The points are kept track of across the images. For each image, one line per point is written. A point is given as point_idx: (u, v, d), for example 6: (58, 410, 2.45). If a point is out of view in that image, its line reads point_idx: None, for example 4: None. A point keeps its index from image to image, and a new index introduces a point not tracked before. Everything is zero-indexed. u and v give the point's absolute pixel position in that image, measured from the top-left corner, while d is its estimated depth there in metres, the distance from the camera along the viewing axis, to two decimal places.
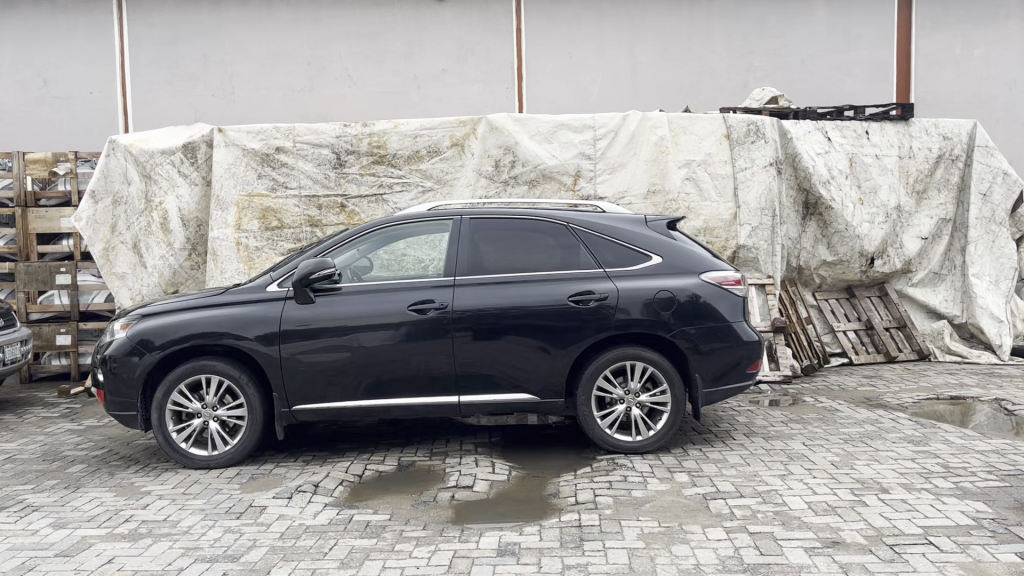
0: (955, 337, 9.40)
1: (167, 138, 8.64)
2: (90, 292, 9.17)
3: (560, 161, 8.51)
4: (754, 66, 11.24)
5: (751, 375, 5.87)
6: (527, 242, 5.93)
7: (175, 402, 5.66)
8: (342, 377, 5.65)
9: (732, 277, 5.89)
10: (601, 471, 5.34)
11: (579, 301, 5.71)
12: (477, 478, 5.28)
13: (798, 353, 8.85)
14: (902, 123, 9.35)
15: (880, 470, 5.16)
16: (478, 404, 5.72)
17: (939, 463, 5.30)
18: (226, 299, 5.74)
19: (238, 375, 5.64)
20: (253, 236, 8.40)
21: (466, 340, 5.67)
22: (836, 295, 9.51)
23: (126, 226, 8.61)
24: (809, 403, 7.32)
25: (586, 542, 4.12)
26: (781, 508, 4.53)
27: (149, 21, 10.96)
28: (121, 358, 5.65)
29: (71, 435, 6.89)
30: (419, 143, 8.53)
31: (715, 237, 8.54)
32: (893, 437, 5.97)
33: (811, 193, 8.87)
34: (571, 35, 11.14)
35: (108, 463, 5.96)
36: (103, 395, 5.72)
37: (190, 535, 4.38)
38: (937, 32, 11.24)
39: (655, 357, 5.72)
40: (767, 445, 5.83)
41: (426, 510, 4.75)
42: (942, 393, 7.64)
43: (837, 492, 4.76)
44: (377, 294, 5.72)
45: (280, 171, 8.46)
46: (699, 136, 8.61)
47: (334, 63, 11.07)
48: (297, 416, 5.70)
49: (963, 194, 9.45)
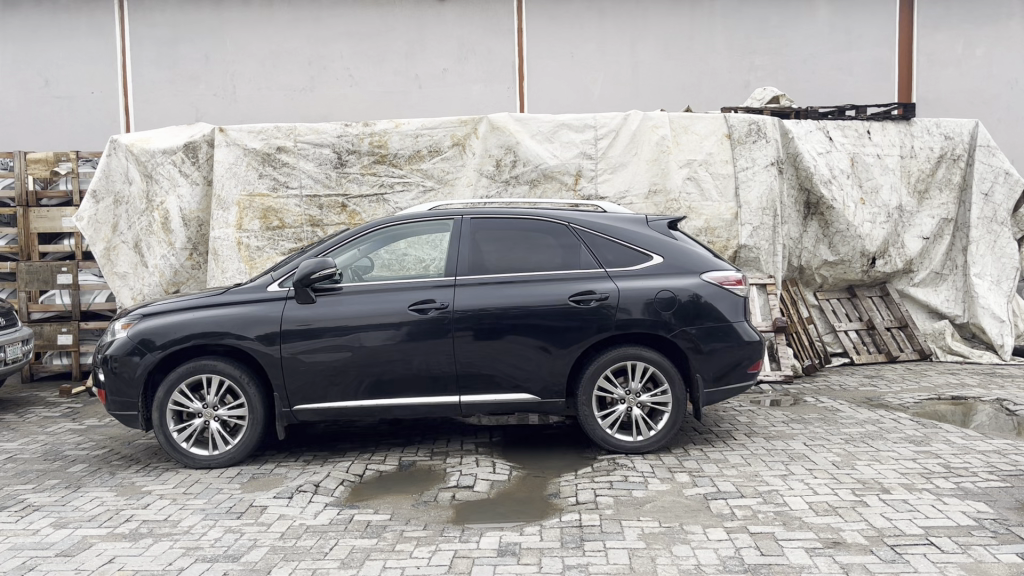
0: (956, 336, 9.39)
1: (168, 137, 8.64)
2: (92, 291, 9.18)
3: (561, 161, 8.51)
4: (756, 65, 11.23)
5: (752, 375, 5.86)
6: (528, 242, 5.93)
7: (175, 402, 5.66)
8: (342, 377, 5.65)
9: (733, 277, 5.88)
10: (601, 471, 5.34)
11: (580, 301, 5.71)
12: (478, 478, 5.28)
13: (800, 353, 8.84)
14: (903, 123, 9.34)
15: (882, 470, 5.15)
16: (479, 404, 5.72)
17: (940, 463, 5.30)
18: (226, 299, 5.74)
19: (238, 374, 5.64)
20: (254, 235, 8.40)
21: (466, 340, 5.66)
22: (837, 295, 9.50)
23: (127, 226, 8.61)
24: (811, 403, 7.31)
25: (587, 542, 4.12)
26: (782, 508, 4.53)
27: (150, 20, 10.96)
28: (122, 358, 5.65)
29: (73, 434, 6.89)
30: (420, 142, 8.52)
31: (717, 237, 8.54)
32: (894, 437, 5.96)
33: (812, 192, 8.87)
34: (572, 35, 11.13)
35: (109, 463, 5.96)
36: (104, 395, 5.72)
37: (191, 535, 4.38)
38: (939, 32, 11.23)
39: (656, 357, 5.72)
40: (768, 445, 5.83)
41: (427, 510, 4.74)
42: (943, 393, 7.62)
43: (838, 492, 4.76)
44: (378, 294, 5.72)
45: (281, 171, 8.46)
46: (700, 136, 8.62)
47: (335, 62, 11.07)
48: (297, 416, 5.70)
49: (965, 194, 9.44)
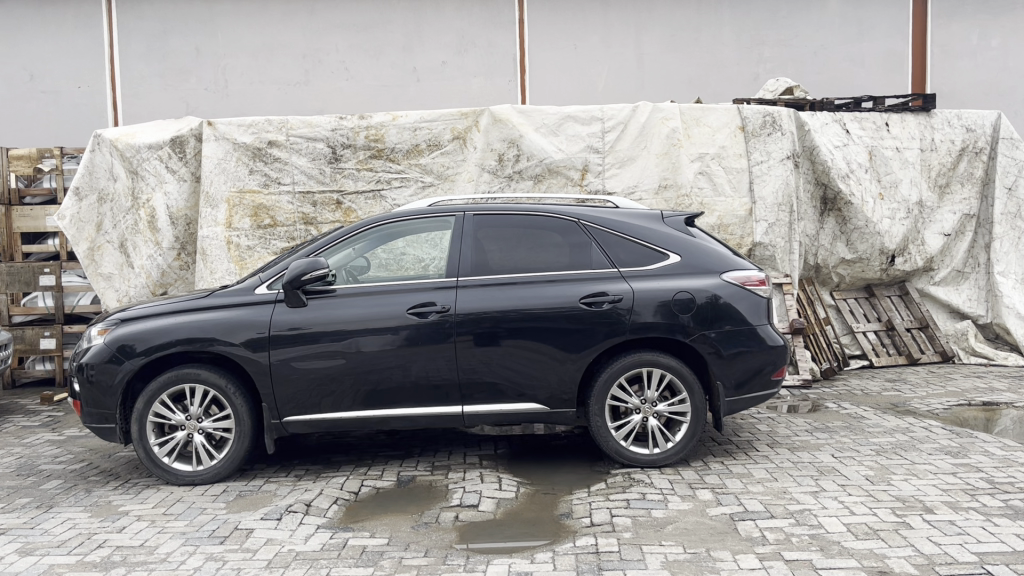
0: (979, 337, 8.99)
1: (155, 132, 8.22)
2: (76, 293, 8.78)
3: (567, 155, 8.12)
4: (765, 57, 10.83)
5: (776, 383, 5.46)
6: (534, 241, 5.53)
7: (156, 413, 5.24)
8: (336, 385, 5.25)
9: (756, 277, 5.49)
10: (617, 487, 4.94)
11: (592, 303, 5.31)
12: (484, 495, 4.87)
13: (817, 355, 8.45)
14: (922, 115, 8.94)
15: (921, 487, 4.74)
16: (482, 414, 5.32)
17: (983, 478, 4.89)
18: (211, 303, 5.33)
19: (225, 384, 5.23)
20: (245, 234, 8.00)
21: (470, 345, 5.26)
22: (854, 294, 9.11)
23: (112, 224, 8.17)
24: (832, 410, 6.91)
25: (607, 572, 3.73)
26: (817, 530, 4.13)
27: (139, 13, 10.54)
28: (99, 365, 5.24)
29: (50, 446, 6.49)
30: (419, 136, 8.14)
31: (730, 234, 8.12)
32: (929, 448, 5.57)
33: (830, 187, 8.48)
34: (575, 27, 10.73)
35: (86, 479, 5.55)
36: (80, 405, 5.31)
37: (168, 563, 3.98)
38: (954, 23, 10.85)
39: (673, 363, 5.32)
40: (795, 457, 5.43)
41: (428, 533, 4.35)
42: (971, 398, 7.22)
43: (877, 512, 4.35)
44: (374, 296, 5.32)
45: (273, 166, 8.07)
46: (712, 129, 8.20)
47: (331, 55, 10.65)
48: (288, 428, 5.30)
49: (987, 188, 9.05)
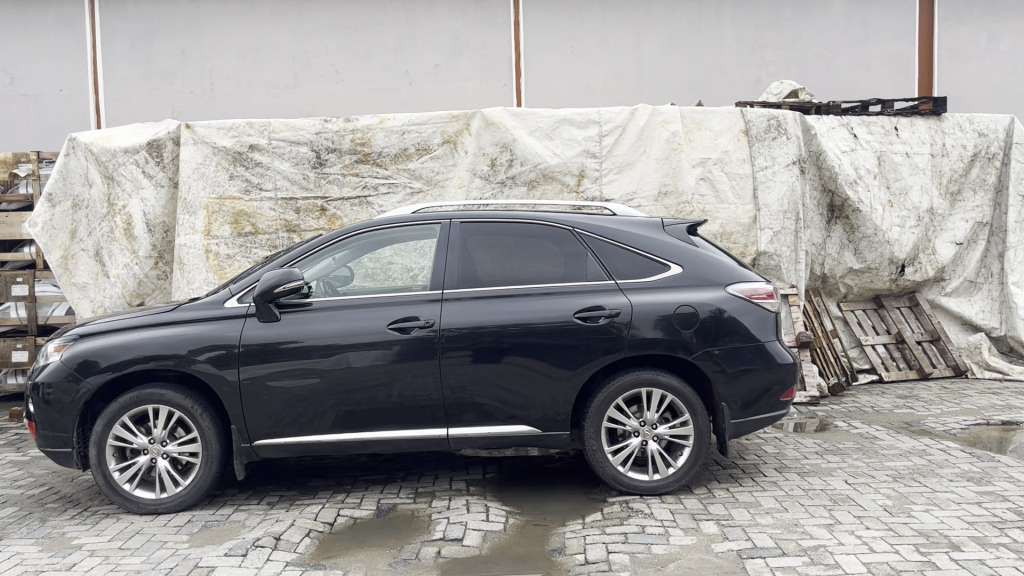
0: (993, 351, 8.62)
1: (132, 135, 7.84)
2: (50, 303, 8.38)
3: (562, 160, 7.75)
4: (767, 60, 10.49)
5: (785, 404, 5.09)
6: (527, 250, 5.16)
7: (116, 436, 4.86)
8: (312, 407, 4.86)
9: (764, 289, 5.12)
10: (615, 519, 4.56)
11: (588, 318, 4.94)
12: (469, 527, 4.48)
13: (825, 370, 8.02)
14: (932, 119, 8.57)
15: (944, 519, 4.36)
16: (469, 438, 4.94)
17: (1010, 509, 4.51)
18: (177, 318, 4.95)
19: (191, 405, 4.85)
20: (224, 242, 7.63)
21: (456, 364, 4.89)
22: (862, 305, 8.73)
23: (87, 232, 7.78)
24: (842, 429, 6.53)
25: None
26: (834, 571, 3.75)
27: (122, 13, 10.16)
28: (56, 384, 4.86)
29: (11, 468, 6.09)
30: (407, 140, 7.77)
31: (733, 243, 7.77)
32: (948, 474, 5.19)
33: (837, 193, 8.12)
34: (573, 28, 10.38)
35: (43, 506, 5.16)
36: (36, 428, 4.93)
37: None
38: (961, 24, 10.50)
39: (675, 383, 4.94)
40: (806, 484, 5.05)
41: (406, 572, 3.95)
42: (989, 417, 6.84)
43: (899, 549, 3.97)
44: (353, 310, 4.94)
45: (255, 172, 7.70)
46: (714, 132, 7.85)
47: (320, 57, 10.30)
48: (259, 453, 4.92)
49: (1000, 195, 8.70)
